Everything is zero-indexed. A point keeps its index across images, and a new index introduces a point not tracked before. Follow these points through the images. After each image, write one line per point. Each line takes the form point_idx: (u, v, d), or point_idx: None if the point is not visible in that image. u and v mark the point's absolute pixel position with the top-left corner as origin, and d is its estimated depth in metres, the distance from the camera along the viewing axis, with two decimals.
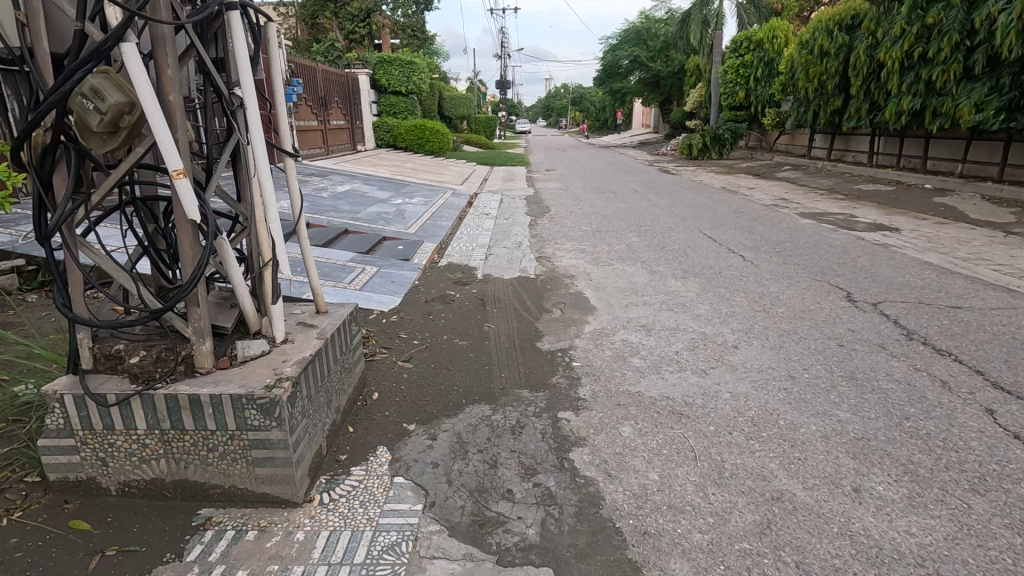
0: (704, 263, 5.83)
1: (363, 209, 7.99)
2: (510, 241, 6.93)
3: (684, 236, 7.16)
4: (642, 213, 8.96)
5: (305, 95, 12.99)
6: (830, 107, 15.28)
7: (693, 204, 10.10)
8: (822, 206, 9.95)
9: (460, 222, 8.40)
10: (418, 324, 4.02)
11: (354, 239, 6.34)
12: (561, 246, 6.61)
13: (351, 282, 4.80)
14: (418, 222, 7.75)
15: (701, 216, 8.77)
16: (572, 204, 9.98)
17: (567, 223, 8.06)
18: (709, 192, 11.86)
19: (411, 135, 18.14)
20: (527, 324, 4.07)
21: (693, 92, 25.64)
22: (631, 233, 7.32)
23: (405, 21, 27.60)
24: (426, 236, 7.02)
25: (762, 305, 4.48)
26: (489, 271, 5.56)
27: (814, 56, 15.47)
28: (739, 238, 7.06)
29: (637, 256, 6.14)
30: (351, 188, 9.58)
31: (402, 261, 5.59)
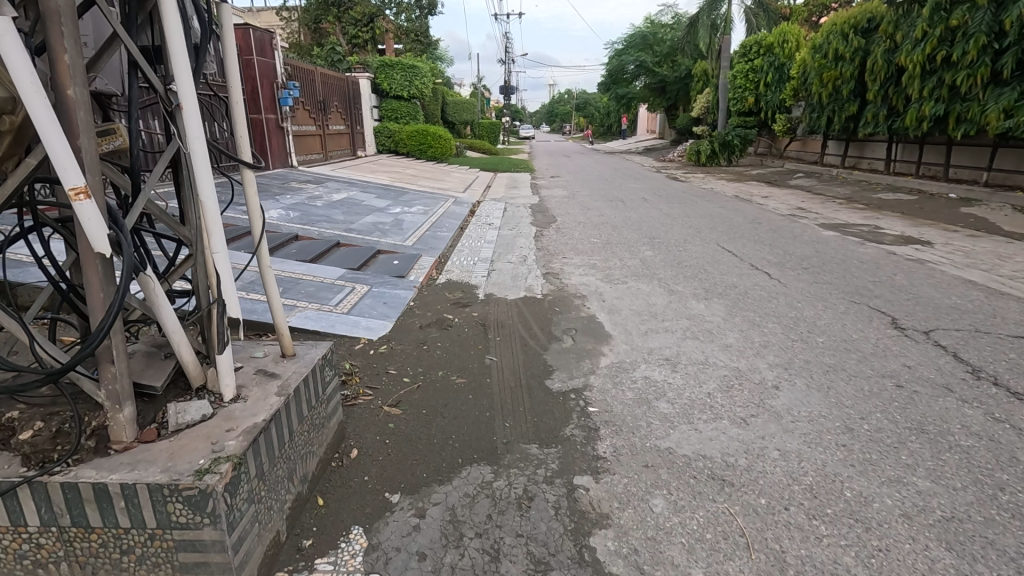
0: (727, 281, 5.33)
1: (358, 219, 7.53)
2: (514, 254, 6.44)
3: (701, 250, 6.65)
4: (654, 224, 8.47)
5: (303, 99, 12.57)
6: (845, 113, 14.76)
7: (706, 213, 9.61)
8: (843, 216, 9.45)
9: (461, 232, 7.93)
10: (411, 356, 3.53)
11: (346, 253, 5.87)
12: (569, 260, 6.13)
13: (338, 304, 4.31)
14: (416, 233, 7.28)
15: (717, 227, 8.27)
16: (579, 213, 9.50)
17: (574, 234, 7.58)
18: (722, 201, 11.36)
19: (413, 141, 17.71)
20: (535, 357, 3.57)
21: (700, 98, 25.19)
22: (644, 246, 6.83)
23: (409, 26, 27.26)
24: (425, 249, 6.54)
25: (799, 333, 3.98)
26: (491, 289, 5.07)
27: (828, 60, 14.96)
28: (761, 252, 6.56)
29: (654, 272, 5.65)
30: (347, 196, 9.12)
31: (396, 279, 5.11)
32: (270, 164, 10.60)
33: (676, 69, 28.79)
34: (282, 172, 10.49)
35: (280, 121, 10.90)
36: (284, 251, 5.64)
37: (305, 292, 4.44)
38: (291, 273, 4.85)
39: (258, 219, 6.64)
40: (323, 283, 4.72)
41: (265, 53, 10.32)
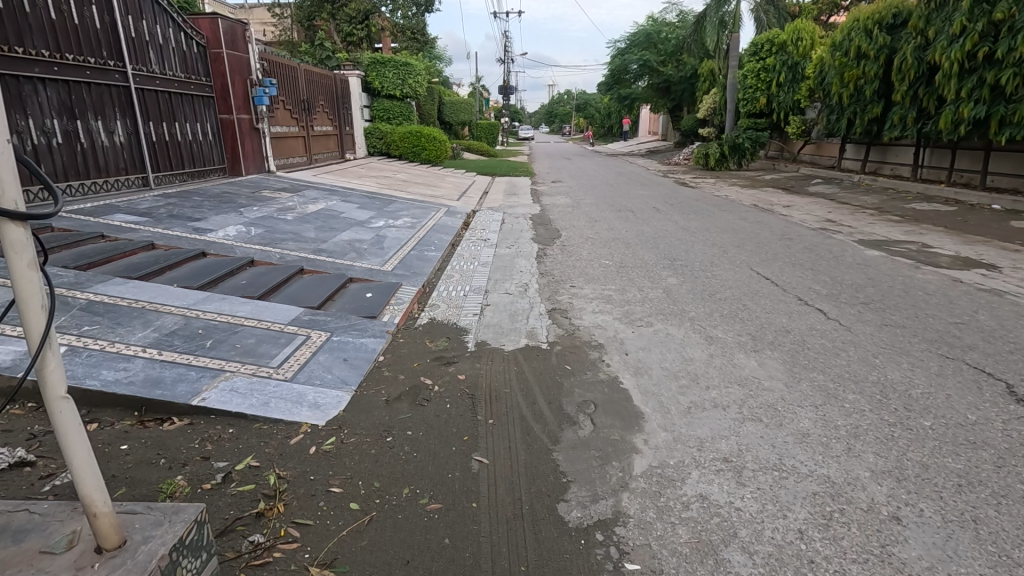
0: (775, 322, 4.33)
1: (333, 236, 6.51)
2: (513, 282, 5.43)
3: (733, 277, 5.65)
4: (672, 241, 7.46)
5: (284, 97, 11.56)
6: (868, 115, 13.75)
7: (727, 227, 8.60)
8: (882, 231, 8.46)
9: (452, 251, 6.90)
10: (367, 458, 2.50)
11: (310, 284, 4.85)
12: (579, 292, 5.11)
13: (281, 366, 3.26)
14: (399, 253, 6.26)
15: (744, 244, 7.26)
16: (586, 226, 8.48)
17: (583, 254, 6.58)
18: (741, 211, 10.38)
19: (406, 143, 16.74)
20: (542, 457, 2.55)
21: (707, 99, 24.20)
22: (665, 272, 5.82)
23: (405, 24, 26.16)
24: (408, 275, 5.51)
25: (893, 412, 2.97)
26: (484, 335, 4.05)
27: (849, 58, 13.96)
28: (804, 281, 5.55)
29: (683, 310, 4.64)
30: (325, 207, 8.09)
31: (366, 323, 4.09)
32: (244, 170, 9.54)
33: (681, 69, 27.79)
34: (257, 179, 9.47)
35: (255, 122, 9.86)
36: (232, 282, 4.60)
37: (240, 347, 3.40)
38: (230, 317, 3.81)
39: (209, 237, 5.60)
40: (269, 331, 3.69)
41: (236, 46, 9.26)
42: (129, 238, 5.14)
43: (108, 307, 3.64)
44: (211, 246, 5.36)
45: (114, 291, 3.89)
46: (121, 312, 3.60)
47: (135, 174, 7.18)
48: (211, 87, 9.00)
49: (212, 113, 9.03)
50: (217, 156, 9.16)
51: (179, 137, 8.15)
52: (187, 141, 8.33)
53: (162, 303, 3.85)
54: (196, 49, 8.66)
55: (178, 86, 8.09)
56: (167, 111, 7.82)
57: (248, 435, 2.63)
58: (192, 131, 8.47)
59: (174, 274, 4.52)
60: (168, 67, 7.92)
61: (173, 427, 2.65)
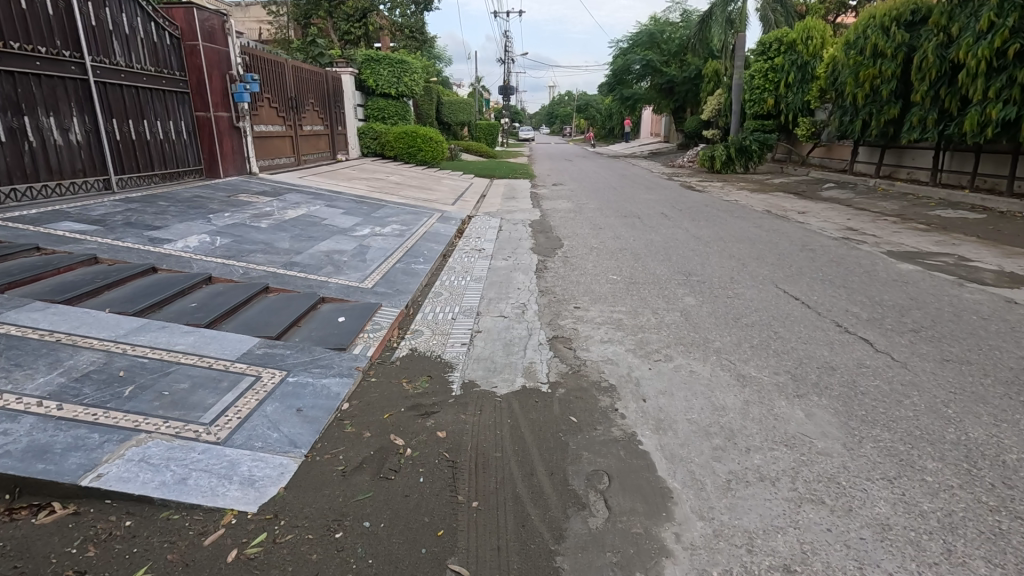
0: (816, 356, 3.68)
1: (310, 246, 5.87)
2: (510, 302, 4.78)
3: (759, 297, 4.99)
4: (684, 252, 6.81)
5: (269, 94, 10.92)
6: (884, 116, 13.11)
7: (743, 236, 7.95)
8: (910, 241, 7.82)
9: (444, 263, 6.25)
10: (305, 570, 1.85)
11: (274, 306, 4.20)
12: (584, 315, 4.45)
13: (215, 421, 2.60)
14: (382, 267, 5.61)
15: (763, 256, 6.62)
16: (589, 234, 7.84)
17: (587, 268, 5.94)
18: (754, 218, 9.75)
19: (402, 143, 16.08)
20: (542, 567, 1.90)
21: (711, 99, 23.56)
22: (681, 290, 5.16)
23: (404, 22, 25.49)
24: (390, 294, 4.85)
25: (992, 491, 2.31)
26: (473, 372, 3.40)
27: (865, 57, 13.35)
28: (838, 301, 4.90)
29: (706, 340, 3.98)
30: (306, 213, 7.43)
31: (333, 357, 3.44)
32: (222, 171, 8.89)
33: (684, 70, 27.17)
34: (236, 181, 8.82)
35: (235, 120, 9.20)
36: (180, 304, 3.95)
37: (167, 395, 2.73)
38: (165, 353, 3.15)
39: (166, 249, 4.95)
40: (210, 372, 3.03)
41: (215, 39, 8.62)
42: (68, 251, 4.48)
43: (11, 341, 2.98)
44: (164, 260, 4.70)
45: (26, 319, 3.23)
46: (25, 349, 2.94)
47: (95, 176, 6.53)
48: (186, 82, 8.35)
49: (187, 111, 8.38)
50: (193, 156, 8.50)
51: (149, 136, 7.49)
52: (157, 140, 7.68)
53: (85, 335, 3.18)
54: (168, 41, 8.01)
55: (147, 80, 7.44)
56: (134, 108, 7.17)
57: (149, 531, 1.97)
58: (164, 129, 7.83)
59: (111, 295, 3.86)
60: (135, 60, 7.26)
61: (51, 518, 1.99)
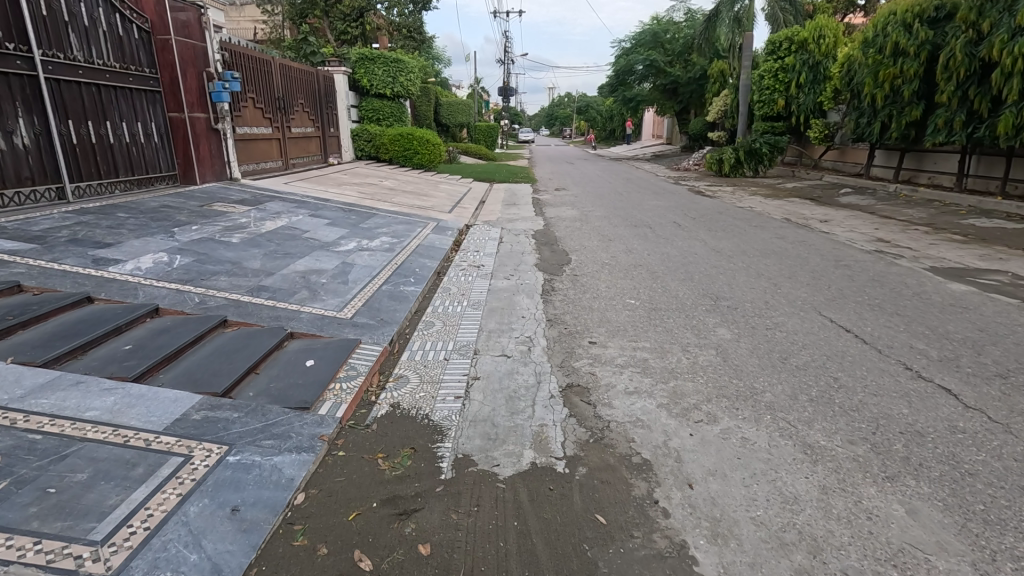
0: (895, 414, 2.98)
1: (285, 265, 5.16)
2: (512, 336, 4.06)
3: (803, 328, 4.27)
4: (706, 269, 6.09)
5: (254, 93, 10.21)
6: (905, 118, 12.41)
7: (768, 249, 7.24)
8: (951, 255, 7.11)
9: (437, 283, 5.55)
10: None
11: (229, 345, 3.46)
12: (602, 355, 3.73)
13: (109, 538, 1.88)
14: (366, 290, 4.88)
15: (796, 275, 5.92)
16: (599, 247, 7.12)
17: (600, 290, 5.23)
18: (774, 227, 9.06)
19: (397, 145, 15.38)
20: None
21: (717, 100, 22.85)
22: (711, 320, 4.44)
23: (401, 21, 24.82)
24: (372, 326, 4.11)
25: None
26: (467, 442, 2.68)
27: (884, 55, 12.67)
28: (897, 334, 4.18)
29: (753, 390, 3.26)
30: (286, 224, 6.71)
31: (289, 423, 2.71)
32: (198, 177, 8.17)
33: (689, 70, 26.47)
34: (214, 188, 8.10)
35: (214, 121, 8.49)
36: (110, 346, 3.21)
37: (52, 495, 2.01)
38: (70, 424, 2.43)
39: (110, 272, 4.22)
40: (123, 454, 2.30)
41: (189, 33, 7.89)
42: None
43: None
44: (105, 286, 3.97)
45: None
46: None
47: (45, 185, 5.84)
48: (157, 79, 7.64)
49: (159, 111, 7.66)
50: (165, 161, 7.78)
51: (112, 139, 6.77)
52: (123, 144, 6.96)
53: None
54: (136, 34, 7.29)
55: (111, 77, 6.72)
56: (95, 108, 6.46)
57: None
58: (131, 132, 7.11)
59: (23, 337, 3.13)
60: (96, 55, 6.54)
61: None
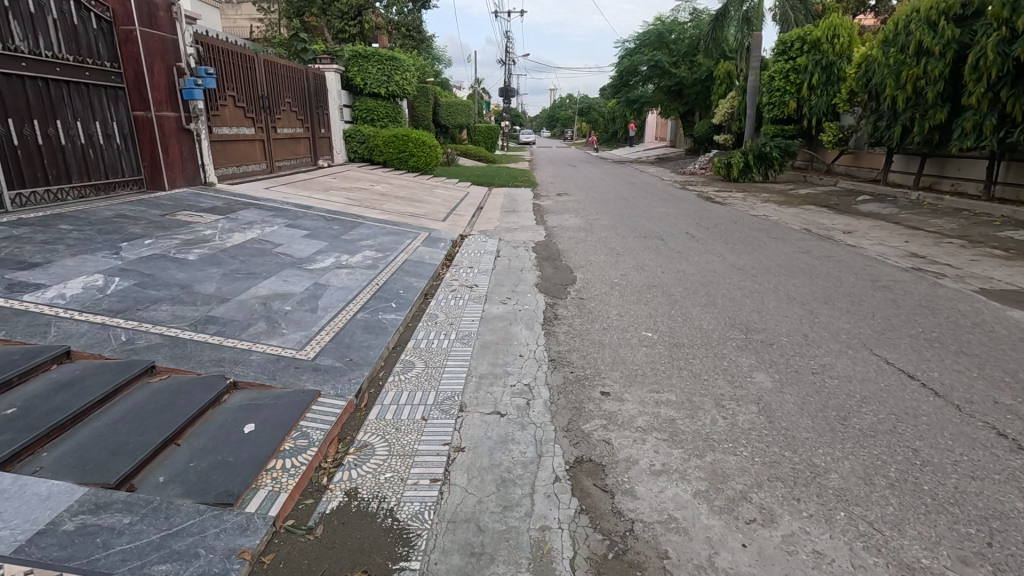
0: (1009, 511, 2.26)
1: (245, 288, 4.44)
2: (506, 385, 3.34)
3: (857, 374, 3.56)
4: (729, 292, 5.38)
5: (234, 91, 9.51)
6: (929, 121, 11.70)
7: (794, 266, 6.53)
8: (998, 274, 6.40)
9: (424, 308, 4.84)
10: None
11: (148, 404, 2.73)
12: (617, 414, 3.00)
13: None
14: (337, 320, 4.16)
15: (831, 299, 5.22)
16: (606, 264, 6.41)
17: (610, 320, 4.51)
18: (796, 239, 8.35)
19: (391, 147, 14.69)
20: None
21: (724, 102, 22.17)
22: (744, 362, 3.73)
23: (400, 20, 24.10)
24: (337, 372, 3.37)
25: None
26: (441, 564, 1.96)
27: (907, 54, 11.97)
28: (972, 381, 3.47)
29: (814, 469, 2.54)
30: (257, 237, 6.00)
31: (200, 532, 1.98)
32: (167, 182, 7.45)
33: (694, 71, 25.77)
34: (184, 194, 7.38)
35: (186, 121, 7.78)
36: None
37: None
38: None
39: (22, 302, 3.50)
40: None
41: (157, 24, 7.18)
42: None
43: None
44: (9, 321, 3.25)
45: None
46: None
47: None
48: (120, 74, 6.93)
49: (121, 109, 6.95)
50: (128, 164, 7.07)
51: (63, 140, 6.07)
52: (76, 145, 6.26)
53: None
54: (95, 24, 6.59)
55: (63, 70, 6.03)
56: (41, 105, 5.76)
57: None
58: (87, 132, 6.41)
59: None
60: (44, 46, 5.84)
61: None
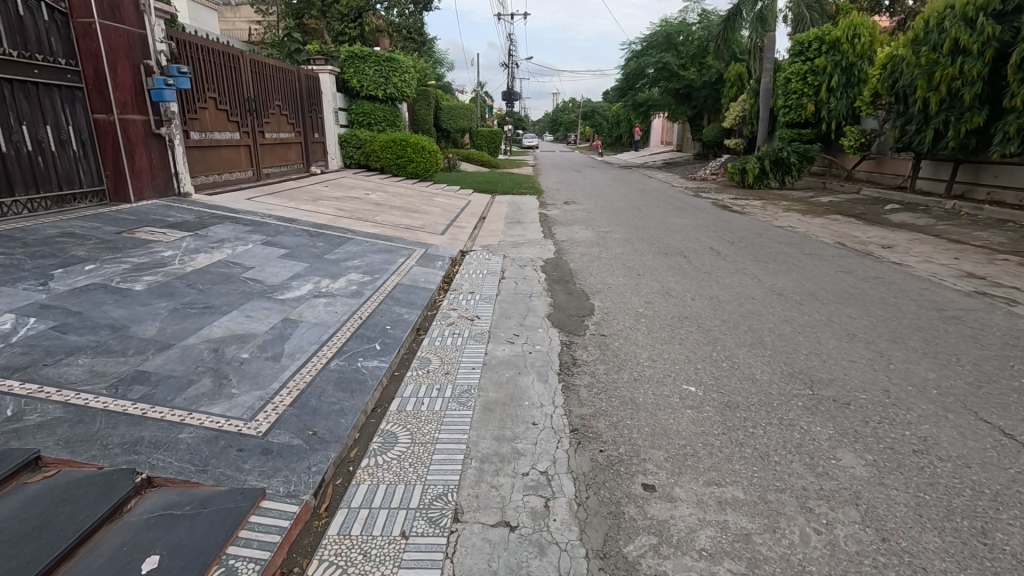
0: None
1: (196, 329, 3.63)
2: (515, 475, 2.52)
3: (973, 453, 2.73)
4: (775, 326, 4.58)
5: (215, 92, 8.74)
6: (965, 125, 10.86)
7: (841, 290, 5.72)
8: None
9: (414, 349, 4.03)
10: None
11: (8, 527, 1.90)
12: (670, 528, 2.19)
13: None
14: (305, 371, 3.35)
15: (899, 335, 4.40)
16: (627, 288, 5.61)
17: (640, 368, 3.69)
18: (833, 255, 7.54)
19: (389, 152, 13.94)
20: None
21: (735, 105, 21.39)
22: (822, 435, 2.90)
23: (401, 22, 23.35)
24: (294, 454, 2.55)
25: None
26: None
27: (940, 54, 11.17)
28: None
29: None
30: (227, 258, 5.22)
31: None
32: (132, 193, 6.68)
33: (703, 73, 24.99)
34: (151, 207, 6.60)
35: (156, 125, 6.99)
36: None
37: None
38: None
39: None
40: None
41: (121, 17, 6.41)
42: None
43: None
44: None
45: None
46: None
47: None
48: (78, 73, 6.16)
49: (79, 111, 6.18)
50: (86, 174, 6.29)
51: (4, 147, 5.32)
52: (21, 153, 5.50)
53: None
54: (47, 16, 5.83)
55: (2, 67, 5.25)
56: None
57: None
58: (35, 138, 5.64)
59: None
60: None
61: None
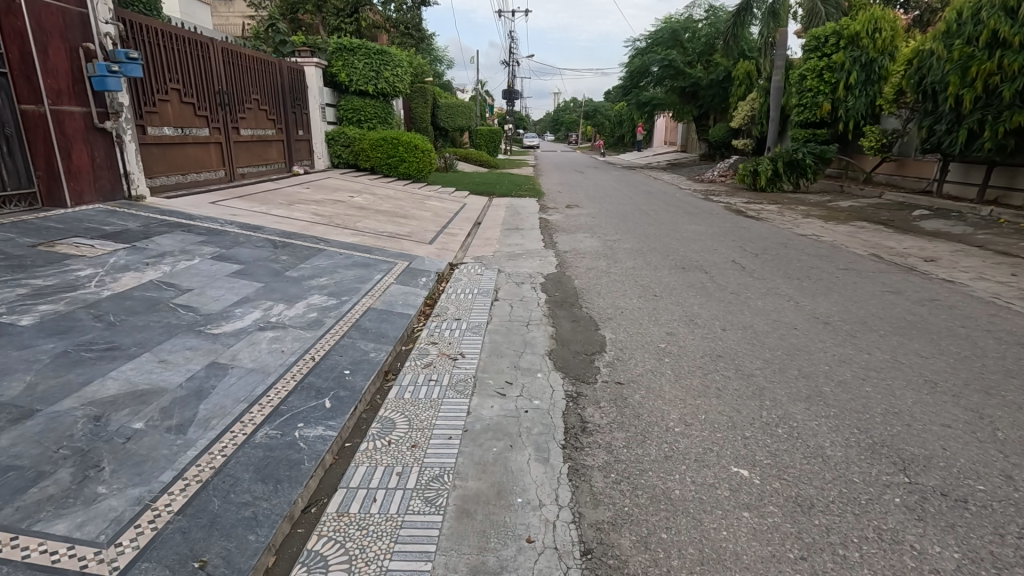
0: None
1: (82, 384, 2.74)
2: None
3: None
4: (832, 369, 3.67)
5: (177, 82, 7.81)
6: (1003, 125, 9.95)
7: (896, 317, 4.82)
8: None
9: (375, 406, 3.11)
10: None
11: None
12: None
13: None
14: (216, 449, 2.44)
15: (991, 383, 3.48)
16: (643, 313, 4.71)
17: (671, 438, 2.77)
18: (872, 270, 6.63)
19: (379, 151, 13.04)
20: None
21: (744, 104, 20.48)
22: (949, 565, 1.98)
23: (398, 17, 22.41)
24: None
25: None
26: None
27: (976, 47, 10.26)
28: None
29: None
30: (162, 276, 4.33)
31: None
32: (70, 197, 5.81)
33: (711, 71, 24.07)
34: (90, 213, 5.71)
35: (100, 119, 6.11)
36: None
37: None
38: None
39: None
40: None
41: None
42: None
43: None
44: None
45: None
46: None
47: None
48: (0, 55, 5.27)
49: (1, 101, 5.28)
50: (11, 174, 5.41)
51: None
52: None
53: None
54: None
55: None
56: None
57: None
58: None
59: None
60: None
61: None
